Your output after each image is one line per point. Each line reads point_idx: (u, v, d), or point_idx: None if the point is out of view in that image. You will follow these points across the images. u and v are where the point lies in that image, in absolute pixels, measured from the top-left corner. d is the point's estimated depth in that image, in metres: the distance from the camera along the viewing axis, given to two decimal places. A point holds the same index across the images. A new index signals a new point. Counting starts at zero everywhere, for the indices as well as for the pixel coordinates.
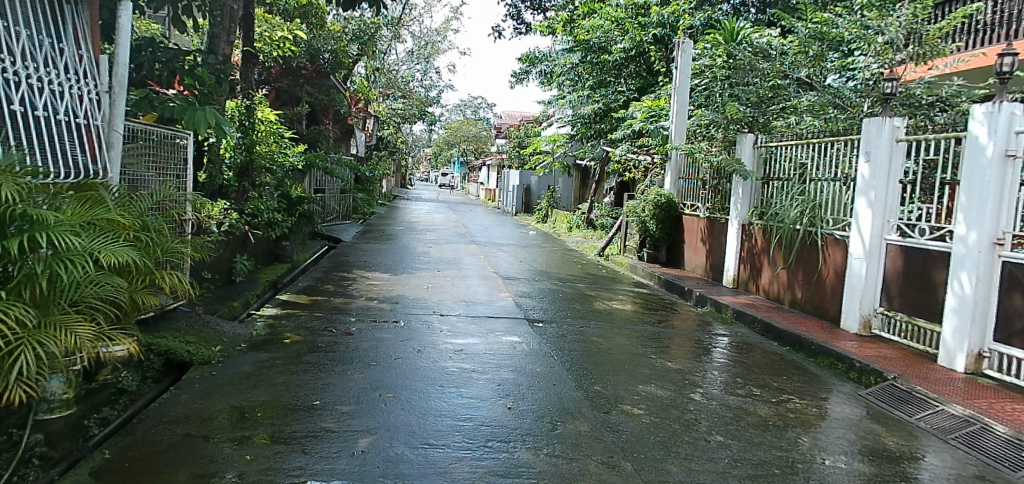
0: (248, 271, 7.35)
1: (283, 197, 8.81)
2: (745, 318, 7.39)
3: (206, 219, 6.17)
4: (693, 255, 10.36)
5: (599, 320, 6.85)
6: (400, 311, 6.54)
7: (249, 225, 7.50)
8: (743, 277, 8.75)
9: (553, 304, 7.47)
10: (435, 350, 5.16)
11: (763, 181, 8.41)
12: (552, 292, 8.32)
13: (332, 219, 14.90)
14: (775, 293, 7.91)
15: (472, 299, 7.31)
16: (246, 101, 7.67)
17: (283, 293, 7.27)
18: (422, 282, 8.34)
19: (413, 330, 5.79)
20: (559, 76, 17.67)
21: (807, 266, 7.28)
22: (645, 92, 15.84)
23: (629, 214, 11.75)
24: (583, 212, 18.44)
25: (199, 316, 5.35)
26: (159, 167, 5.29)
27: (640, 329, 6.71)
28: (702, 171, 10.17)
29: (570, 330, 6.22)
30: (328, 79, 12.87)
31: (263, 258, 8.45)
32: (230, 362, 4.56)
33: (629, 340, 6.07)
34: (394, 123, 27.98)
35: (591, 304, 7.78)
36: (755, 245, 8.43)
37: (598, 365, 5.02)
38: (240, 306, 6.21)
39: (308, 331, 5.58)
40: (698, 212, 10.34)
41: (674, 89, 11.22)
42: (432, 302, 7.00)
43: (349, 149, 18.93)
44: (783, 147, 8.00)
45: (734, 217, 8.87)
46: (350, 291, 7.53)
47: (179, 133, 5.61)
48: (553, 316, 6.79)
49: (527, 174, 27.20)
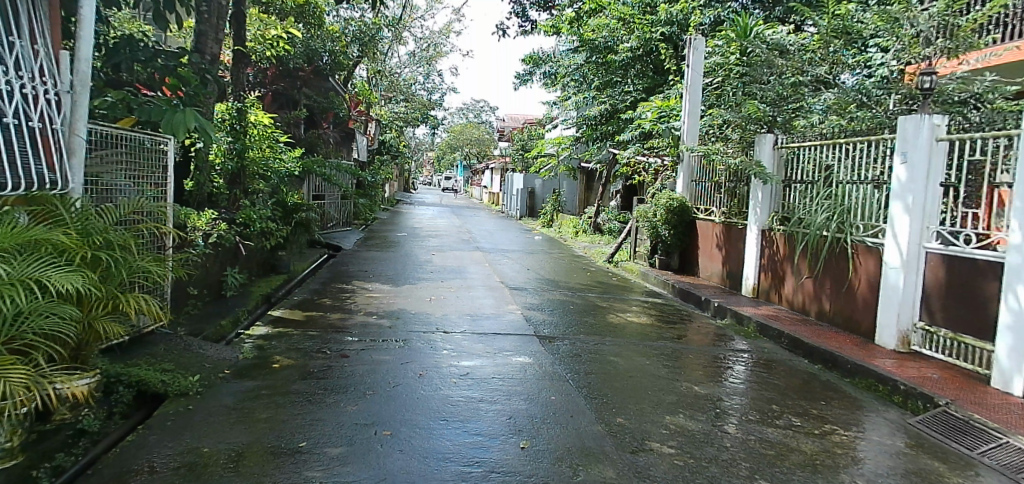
0: (239, 285, 6.91)
1: (277, 205, 8.37)
2: (769, 332, 6.91)
3: (191, 230, 5.73)
4: (708, 262, 9.87)
5: (614, 336, 6.39)
6: (400, 328, 6.09)
7: (240, 235, 7.04)
8: (764, 286, 8.27)
9: (564, 317, 7.01)
10: (438, 375, 4.72)
11: (785, 184, 7.93)
12: (562, 303, 7.86)
13: (332, 226, 14.46)
14: (799, 304, 7.43)
15: (478, 313, 6.85)
16: (236, 104, 7.25)
17: (277, 309, 6.83)
18: (424, 294, 7.89)
19: (414, 350, 5.34)
20: (563, 77, 17.23)
21: (836, 275, 6.79)
22: (654, 92, 15.35)
23: (639, 219, 11.28)
24: (589, 217, 17.97)
25: (181, 339, 4.92)
26: (138, 176, 4.86)
27: (659, 346, 6.24)
28: (717, 173, 9.68)
29: (584, 348, 5.76)
30: (326, 81, 12.45)
31: (257, 270, 8.01)
32: (211, 394, 4.13)
33: (649, 359, 5.61)
34: (395, 126, 27.53)
35: (604, 317, 7.32)
36: (777, 252, 7.94)
37: (618, 391, 4.57)
38: (229, 324, 5.77)
39: (301, 353, 5.13)
40: (713, 216, 9.85)
41: (686, 87, 10.70)
42: (435, 317, 6.55)
43: (350, 154, 18.50)
44: (806, 148, 7.52)
45: (754, 222, 8.40)
46: (348, 305, 7.08)
47: (160, 137, 5.14)
48: (565, 331, 6.32)
49: (531, 177, 26.70)
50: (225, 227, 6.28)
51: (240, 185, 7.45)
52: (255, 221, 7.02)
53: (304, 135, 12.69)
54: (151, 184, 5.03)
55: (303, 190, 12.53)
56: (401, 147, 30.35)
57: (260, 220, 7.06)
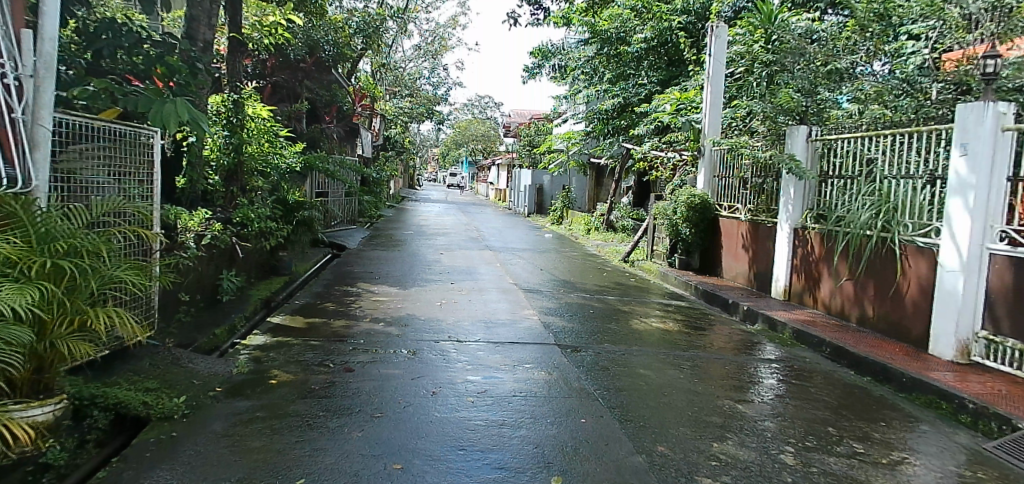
0: (236, 289, 6.43)
1: (277, 203, 7.89)
2: (808, 340, 6.38)
3: (182, 231, 5.25)
4: (733, 262, 9.35)
5: (641, 344, 5.87)
6: (409, 337, 5.60)
7: (237, 236, 6.56)
8: (796, 289, 7.75)
9: (584, 323, 6.51)
10: (453, 393, 4.22)
11: (820, 180, 7.40)
12: (581, 307, 7.35)
13: (336, 224, 13.96)
14: (838, 309, 6.92)
15: (492, 320, 6.34)
16: (233, 95, 6.76)
17: (277, 315, 6.35)
18: (434, 297, 7.39)
19: (425, 362, 4.84)
20: (574, 70, 16.70)
21: (880, 278, 6.27)
22: (669, 84, 14.78)
23: (657, 217, 10.77)
24: (601, 214, 17.43)
25: (169, 352, 4.44)
26: (123, 172, 4.37)
27: (691, 355, 5.73)
28: (743, 168, 9.16)
29: (611, 360, 5.25)
30: (330, 73, 11.98)
31: (256, 272, 7.52)
32: (198, 417, 3.63)
33: (683, 372, 5.10)
34: (400, 121, 27.02)
35: (628, 322, 6.81)
36: (811, 253, 7.42)
37: (656, 412, 4.06)
38: (223, 334, 5.29)
39: (301, 366, 4.64)
40: (737, 214, 9.34)
41: (707, 77, 10.17)
42: (447, 324, 6.06)
43: (355, 150, 18.02)
44: (845, 141, 6.99)
45: (786, 221, 7.87)
46: (353, 310, 6.60)
47: (145, 129, 4.63)
48: (587, 340, 5.82)
49: (539, 174, 26.15)
50: (220, 228, 5.80)
51: (237, 181, 6.98)
52: (253, 220, 6.53)
53: (306, 130, 12.21)
54: (135, 181, 4.52)
55: (305, 187, 12.06)
56: (406, 143, 29.85)
57: (258, 219, 6.57)
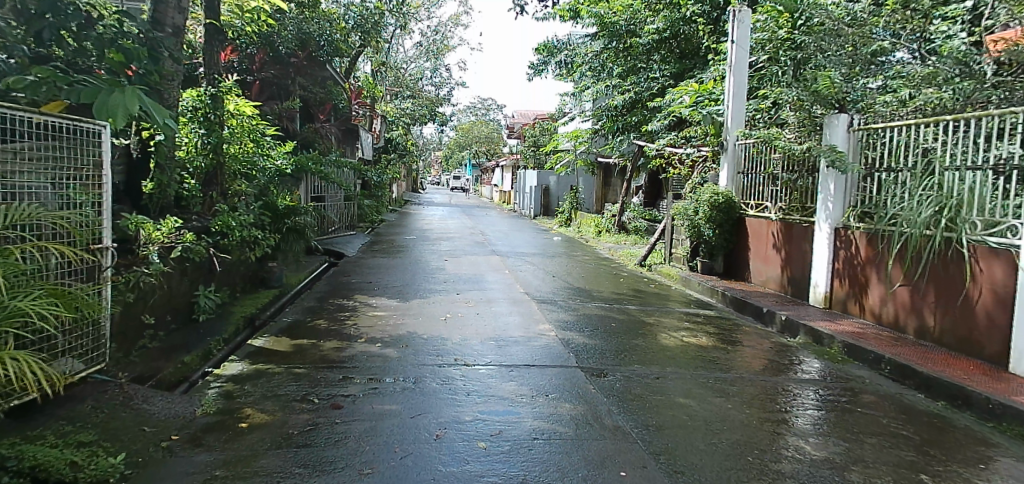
0: (214, 307, 5.72)
1: (264, 209, 7.18)
2: (862, 356, 5.62)
3: (145, 244, 4.54)
4: (763, 265, 8.60)
5: (674, 364, 5.12)
6: (409, 360, 4.87)
7: (216, 247, 5.85)
8: (838, 295, 7.00)
9: (607, 338, 5.79)
10: (461, 436, 3.48)
11: (865, 173, 6.66)
12: (600, 319, 6.63)
13: (334, 231, 13.29)
14: (891, 319, 6.16)
15: (504, 337, 5.61)
16: (210, 89, 6.07)
17: (260, 336, 5.62)
18: (438, 311, 6.65)
19: (428, 394, 4.11)
20: (581, 66, 16.05)
21: (943, 284, 5.51)
22: (682, 78, 14.07)
23: (677, 217, 10.05)
24: (612, 215, 16.67)
25: (118, 392, 3.71)
26: (63, 178, 3.56)
27: (732, 377, 4.97)
28: (773, 163, 8.44)
29: (645, 386, 4.50)
30: (324, 69, 11.30)
31: (240, 286, 6.80)
32: (142, 478, 2.91)
33: (729, 400, 4.36)
34: (402, 123, 26.36)
35: (656, 337, 6.06)
36: (856, 255, 6.67)
37: (710, 459, 3.31)
38: (191, 363, 4.56)
39: (279, 402, 3.92)
40: (766, 213, 8.60)
41: (729, 66, 9.41)
42: (453, 343, 5.34)
43: (354, 153, 17.25)
44: (895, 129, 6.24)
45: (826, 220, 7.10)
46: (348, 327, 5.90)
47: (87, 122, 3.72)
48: (613, 360, 5.10)
49: (545, 174, 25.40)
50: (193, 238, 5.09)
51: (216, 185, 6.31)
52: (234, 229, 5.82)
53: (300, 130, 11.40)
54: (76, 186, 3.66)
55: (298, 190, 11.29)
56: (409, 146, 29.20)
57: (240, 227, 5.87)
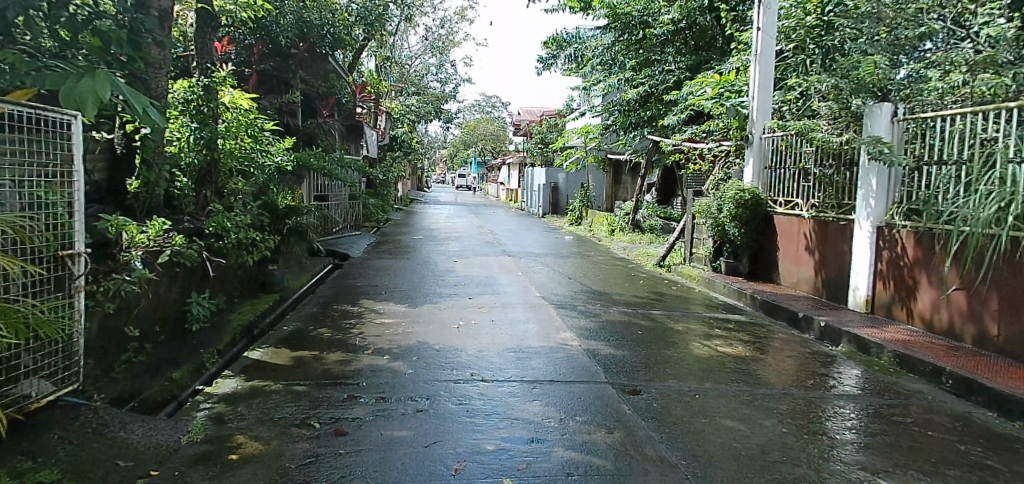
0: (208, 315, 5.25)
1: (263, 208, 6.71)
2: (918, 367, 5.10)
3: (127, 247, 4.07)
4: (794, 266, 8.11)
5: (714, 379, 4.62)
6: (421, 376, 4.40)
7: (210, 250, 5.38)
8: (882, 299, 6.49)
9: (636, 348, 5.31)
10: (485, 471, 3.00)
11: (913, 167, 6.15)
12: (625, 326, 6.15)
13: (338, 231, 12.83)
14: (946, 326, 5.66)
15: (523, 348, 5.12)
16: (202, 79, 5.61)
17: (258, 347, 5.15)
18: (450, 318, 6.17)
19: (444, 418, 3.63)
20: (591, 60, 15.53)
21: (1009, 288, 5.00)
22: (699, 70, 13.52)
23: (699, 215, 9.54)
24: (625, 213, 16.16)
25: (92, 418, 3.24)
26: (24, 175, 3.05)
27: (781, 393, 4.46)
28: (805, 157, 7.94)
29: (686, 405, 4.01)
30: (327, 61, 10.82)
31: (238, 291, 6.34)
32: None
33: (783, 422, 3.86)
34: (407, 119, 25.81)
35: (688, 346, 5.55)
36: (903, 256, 6.17)
37: None
38: (180, 380, 4.09)
39: (276, 428, 3.45)
40: (798, 211, 8.09)
41: (756, 55, 8.83)
42: (468, 355, 4.87)
43: (358, 150, 16.77)
44: (948, 118, 5.73)
45: (867, 218, 6.60)
46: (353, 336, 5.43)
47: (56, 113, 3.20)
48: (646, 373, 4.61)
49: (553, 172, 24.86)
50: (184, 241, 4.62)
51: (210, 183, 5.83)
52: (229, 230, 5.36)
53: (302, 125, 10.91)
54: (42, 186, 3.14)
55: (300, 188, 10.81)
56: (414, 143, 28.69)
57: (236, 228, 5.41)
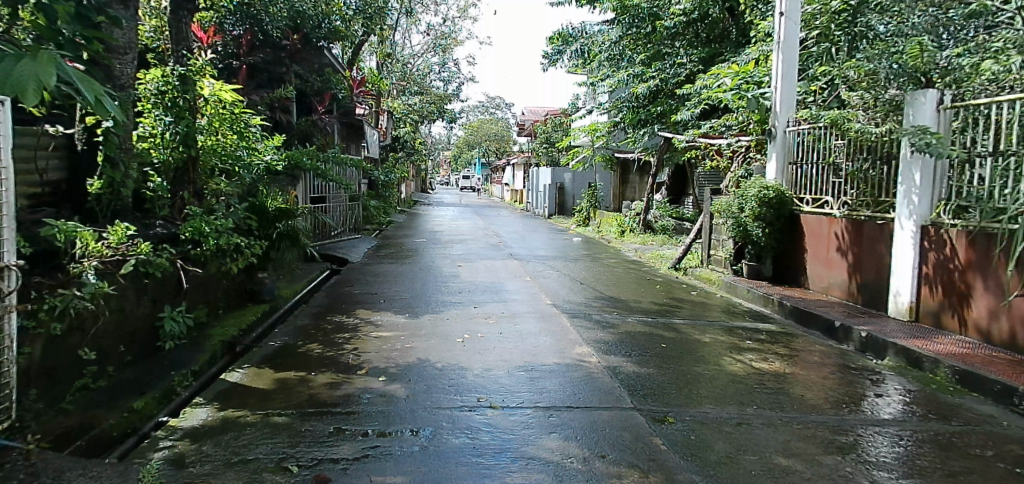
0: (184, 332, 4.70)
1: (250, 211, 6.16)
2: (983, 386, 4.50)
3: (79, 258, 3.53)
4: (823, 269, 7.52)
5: (755, 403, 4.03)
6: (420, 402, 3.83)
7: (185, 258, 4.83)
8: (929, 306, 5.90)
9: (663, 365, 4.74)
10: None
11: (962, 160, 5.56)
12: (646, 337, 5.58)
13: (337, 234, 12.29)
14: (1007, 338, 5.07)
15: (536, 366, 4.55)
16: (176, 68, 5.07)
17: (239, 367, 4.59)
18: (454, 331, 5.61)
19: (446, 459, 3.07)
20: (599, 54, 14.98)
21: None
22: (712, 63, 12.92)
23: (719, 215, 8.95)
24: (636, 213, 15.54)
25: (21, 466, 2.65)
26: None
27: (834, 419, 3.87)
28: (835, 151, 7.36)
29: (729, 439, 3.43)
30: (322, 55, 10.29)
31: (222, 303, 5.78)
32: None
33: (845, 459, 3.27)
34: (410, 119, 25.26)
35: (719, 361, 4.96)
36: (953, 259, 5.58)
37: None
38: (142, 410, 3.54)
39: (247, 474, 2.89)
40: (828, 209, 7.50)
41: (778, 43, 8.24)
42: (473, 376, 4.30)
43: (359, 151, 16.21)
44: (1003, 104, 5.14)
45: (910, 217, 6.00)
46: (346, 354, 4.87)
47: None
48: (678, 396, 4.04)
49: (560, 172, 24.27)
50: (151, 249, 4.06)
51: (188, 183, 5.33)
52: (208, 235, 4.82)
53: (296, 122, 10.38)
54: None
55: (296, 189, 10.27)
56: (417, 145, 28.20)
57: (215, 233, 4.88)
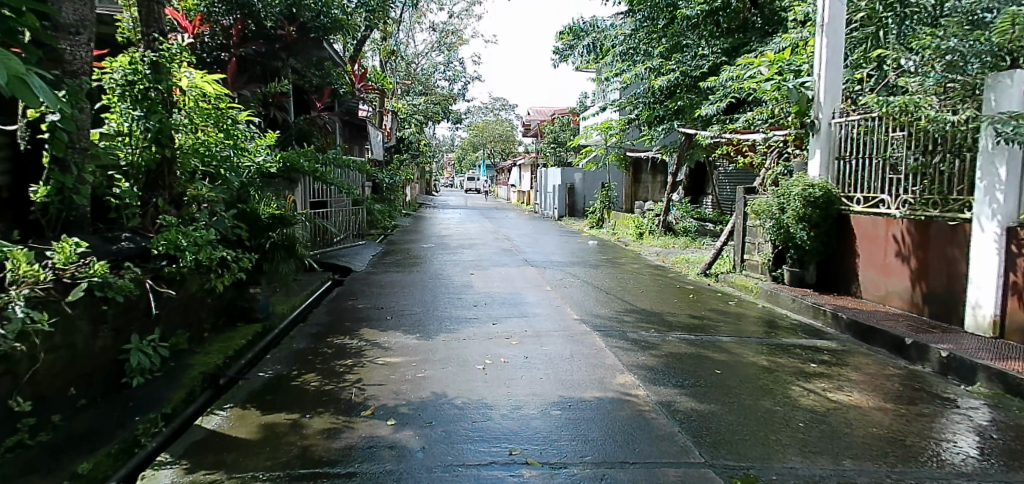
0: (157, 364, 3.96)
1: (239, 219, 5.44)
2: None
3: (8, 284, 2.86)
4: (880, 277, 6.75)
5: (850, 452, 3.27)
6: (438, 456, 3.08)
7: (156, 275, 4.10)
8: (1016, 321, 5.13)
9: (724, 398, 3.98)
10: None
11: None
12: (695, 361, 4.81)
13: (339, 240, 11.56)
14: None
15: (575, 404, 3.78)
16: (146, 55, 4.32)
17: (220, 408, 3.86)
18: (473, 355, 4.85)
19: None
20: (612, 49, 14.26)
21: None
22: (736, 54, 12.09)
23: (756, 217, 8.16)
24: (655, 215, 14.66)
25: None
26: None
27: (953, 474, 3.10)
28: (892, 144, 6.58)
29: None
30: (321, 49, 9.58)
31: (207, 325, 5.04)
32: None
33: None
34: (416, 120, 24.31)
35: (788, 392, 4.19)
36: None
37: None
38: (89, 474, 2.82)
39: None
40: (885, 209, 6.71)
41: (822, 27, 7.46)
42: (500, 419, 3.54)
43: (364, 153, 15.55)
44: None
45: (993, 217, 5.24)
46: (348, 388, 4.11)
47: None
48: (756, 446, 3.26)
49: (570, 172, 23.44)
50: (106, 269, 3.36)
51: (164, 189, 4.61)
52: (185, 250, 4.10)
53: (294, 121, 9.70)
54: None
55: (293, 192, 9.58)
56: (422, 147, 27.46)
57: (194, 247, 4.13)
